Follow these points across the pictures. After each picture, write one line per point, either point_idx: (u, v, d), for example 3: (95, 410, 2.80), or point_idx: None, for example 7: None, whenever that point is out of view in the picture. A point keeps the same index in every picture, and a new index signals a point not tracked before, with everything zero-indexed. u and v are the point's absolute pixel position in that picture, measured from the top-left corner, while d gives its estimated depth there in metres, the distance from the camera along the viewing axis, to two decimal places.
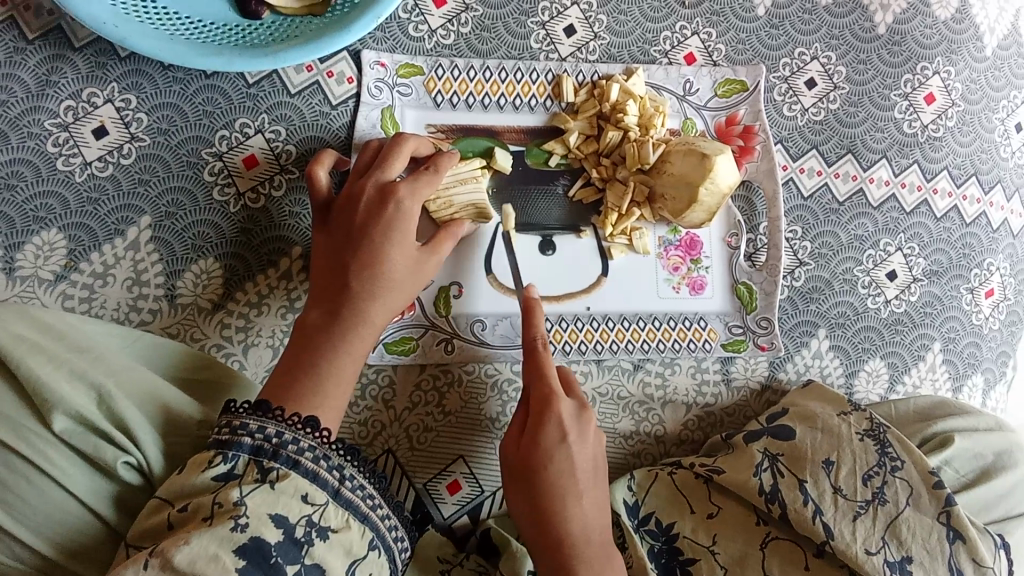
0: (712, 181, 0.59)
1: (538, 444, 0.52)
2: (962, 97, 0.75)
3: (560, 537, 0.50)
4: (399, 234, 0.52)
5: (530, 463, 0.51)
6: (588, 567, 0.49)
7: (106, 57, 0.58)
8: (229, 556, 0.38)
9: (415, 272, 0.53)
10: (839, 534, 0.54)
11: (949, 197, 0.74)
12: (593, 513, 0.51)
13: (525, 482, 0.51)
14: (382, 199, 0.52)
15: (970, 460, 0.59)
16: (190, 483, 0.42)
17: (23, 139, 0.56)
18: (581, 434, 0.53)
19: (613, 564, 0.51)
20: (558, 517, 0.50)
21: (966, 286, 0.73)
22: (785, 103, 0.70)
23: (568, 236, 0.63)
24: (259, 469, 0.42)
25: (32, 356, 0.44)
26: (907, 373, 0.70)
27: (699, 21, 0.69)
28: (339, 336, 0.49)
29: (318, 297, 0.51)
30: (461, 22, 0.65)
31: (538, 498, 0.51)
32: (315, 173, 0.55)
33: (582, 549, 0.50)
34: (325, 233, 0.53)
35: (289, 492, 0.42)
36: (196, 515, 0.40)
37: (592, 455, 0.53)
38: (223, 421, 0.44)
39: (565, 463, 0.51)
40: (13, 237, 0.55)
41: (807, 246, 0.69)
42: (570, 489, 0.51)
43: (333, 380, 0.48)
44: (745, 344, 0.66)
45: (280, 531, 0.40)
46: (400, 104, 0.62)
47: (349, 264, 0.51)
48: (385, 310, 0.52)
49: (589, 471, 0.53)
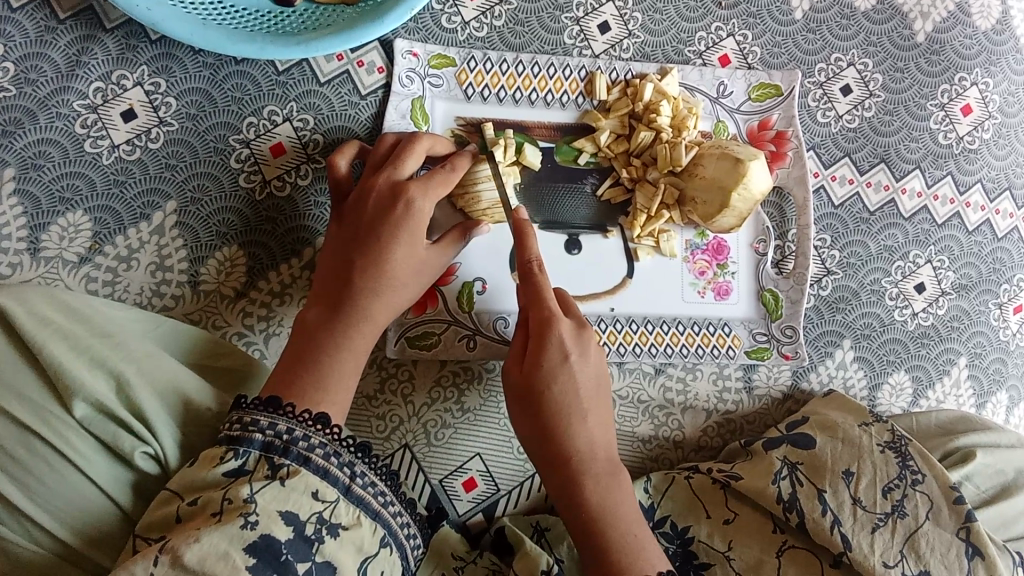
0: (745, 187, 0.58)
1: (542, 364, 0.51)
2: (999, 110, 0.74)
3: (567, 456, 0.50)
4: (407, 235, 0.51)
5: (533, 388, 0.51)
6: (596, 484, 0.50)
7: (137, 39, 0.58)
8: (239, 554, 0.38)
9: (420, 271, 0.52)
10: (858, 545, 0.53)
11: (981, 211, 0.72)
12: (597, 443, 0.51)
13: (529, 409, 0.51)
14: (392, 198, 0.51)
15: (990, 476, 0.58)
16: (200, 478, 0.41)
17: (51, 119, 0.56)
18: (582, 360, 0.51)
19: (619, 480, 0.51)
20: (563, 439, 0.50)
21: (994, 301, 0.72)
22: (819, 109, 0.69)
23: (594, 236, 0.63)
24: (269, 466, 0.42)
25: (54, 341, 0.44)
26: (932, 387, 0.69)
27: (735, 23, 0.68)
28: (340, 333, 0.48)
29: (320, 292, 0.51)
30: (495, 14, 0.64)
31: (542, 415, 0.50)
32: (337, 163, 0.55)
33: (588, 467, 0.50)
34: (337, 227, 0.53)
35: (299, 489, 0.41)
36: (206, 509, 0.40)
37: (594, 373, 0.52)
38: (233, 417, 0.44)
39: (567, 383, 0.51)
40: (38, 217, 0.55)
41: (836, 254, 0.68)
42: (574, 410, 0.51)
43: (333, 375, 0.47)
44: (769, 352, 0.65)
45: (290, 529, 0.40)
46: (431, 95, 0.61)
47: (355, 260, 0.50)
48: (390, 309, 0.51)
49: (592, 390, 0.52)
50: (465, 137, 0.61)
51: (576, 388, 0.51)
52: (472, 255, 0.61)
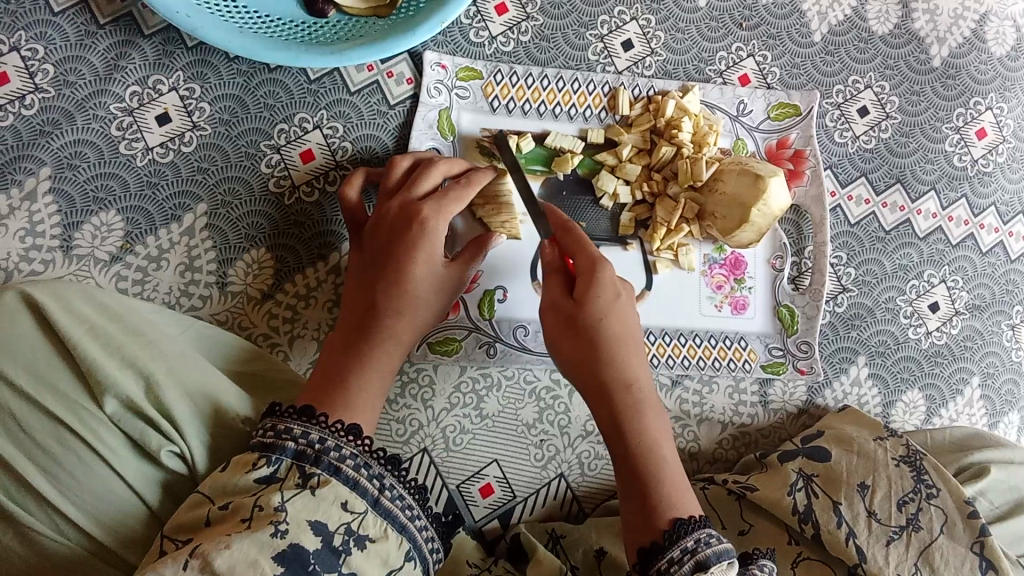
0: (765, 203, 0.59)
1: (595, 302, 0.49)
2: (1014, 134, 0.75)
3: (610, 391, 0.49)
4: (424, 255, 0.52)
5: (582, 318, 0.49)
6: (642, 422, 0.49)
7: (173, 45, 0.59)
8: (268, 562, 0.38)
9: (441, 288, 0.53)
10: (873, 557, 0.53)
11: (995, 233, 0.73)
12: (642, 381, 0.51)
13: (584, 338, 0.49)
14: (406, 220, 0.52)
15: (1005, 493, 0.59)
16: (233, 483, 0.42)
17: (88, 121, 0.57)
18: (627, 298, 0.51)
19: (662, 418, 0.51)
20: (615, 372, 0.49)
21: (1007, 322, 0.73)
22: (836, 130, 0.70)
23: (615, 248, 0.64)
24: (300, 474, 0.42)
25: (88, 338, 0.45)
26: (945, 406, 0.70)
27: (755, 44, 0.70)
28: (366, 351, 0.49)
29: (346, 315, 0.52)
30: (522, 30, 0.65)
31: (591, 347, 0.49)
32: (347, 193, 0.55)
33: (638, 398, 0.50)
34: (358, 252, 0.54)
35: (329, 499, 0.42)
36: (236, 514, 0.41)
37: (635, 311, 0.52)
38: (267, 423, 0.45)
39: (617, 319, 0.50)
40: (72, 216, 0.56)
41: (852, 272, 0.69)
42: (623, 347, 0.50)
43: (359, 391, 0.48)
44: (785, 367, 0.66)
45: (319, 539, 0.40)
46: (458, 107, 0.63)
47: (377, 282, 0.51)
48: (413, 326, 0.52)
49: (632, 330, 0.51)
50: (491, 149, 0.62)
51: (623, 326, 0.50)
52: (494, 264, 0.62)
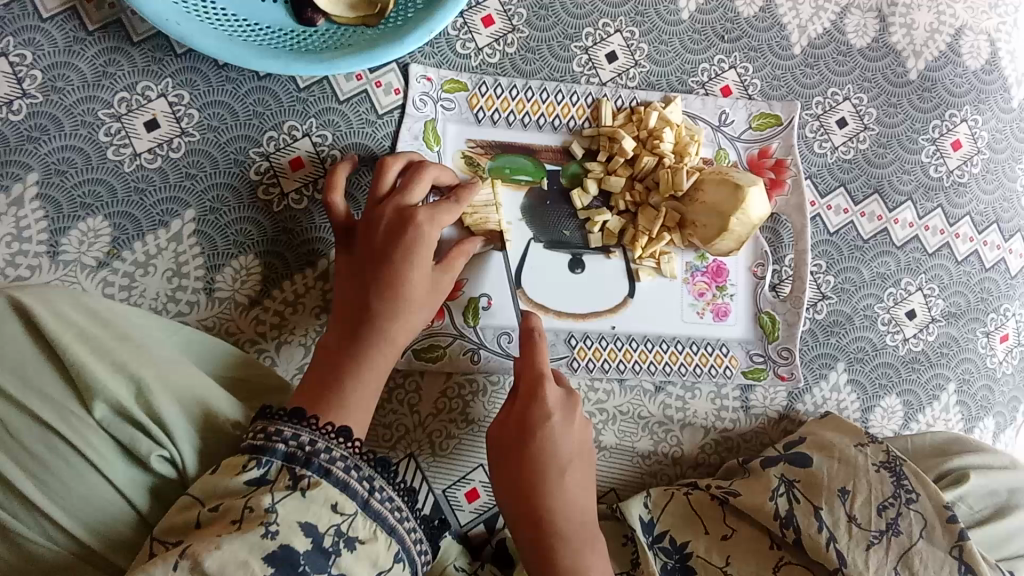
0: (743, 212, 0.60)
1: (531, 424, 0.53)
2: (988, 146, 0.77)
3: (538, 515, 0.51)
4: (420, 259, 0.52)
5: (518, 446, 0.53)
6: (567, 547, 0.51)
7: (163, 52, 0.59)
8: (258, 563, 0.38)
9: (431, 292, 0.54)
10: (852, 562, 0.54)
11: (970, 242, 0.75)
12: (578, 506, 0.52)
13: (513, 462, 0.52)
14: (401, 223, 0.53)
15: (983, 497, 0.60)
16: (223, 486, 0.42)
17: (76, 127, 0.57)
18: (566, 421, 0.54)
19: (593, 544, 0.52)
20: (541, 495, 0.51)
21: (982, 330, 0.74)
22: (815, 140, 0.72)
23: (597, 256, 0.65)
24: (290, 476, 0.43)
25: (76, 344, 0.45)
26: (922, 411, 0.71)
27: (737, 55, 0.71)
28: (359, 350, 0.50)
29: (339, 316, 0.52)
30: (508, 41, 0.66)
31: (525, 474, 0.52)
32: (333, 201, 0.56)
33: (558, 524, 0.51)
34: (348, 256, 0.54)
35: (319, 501, 0.42)
36: (226, 516, 0.41)
37: (582, 443, 0.55)
38: (258, 426, 0.45)
39: (548, 439, 0.53)
40: (59, 221, 0.56)
41: (831, 280, 0.71)
42: (554, 467, 0.52)
43: (353, 389, 0.49)
44: (765, 372, 0.67)
45: (309, 540, 0.40)
46: (443, 118, 0.63)
47: (371, 284, 0.52)
48: (406, 330, 0.52)
49: (574, 454, 0.54)
50: (476, 161, 0.64)
51: (557, 446, 0.53)
52: (478, 272, 0.62)
